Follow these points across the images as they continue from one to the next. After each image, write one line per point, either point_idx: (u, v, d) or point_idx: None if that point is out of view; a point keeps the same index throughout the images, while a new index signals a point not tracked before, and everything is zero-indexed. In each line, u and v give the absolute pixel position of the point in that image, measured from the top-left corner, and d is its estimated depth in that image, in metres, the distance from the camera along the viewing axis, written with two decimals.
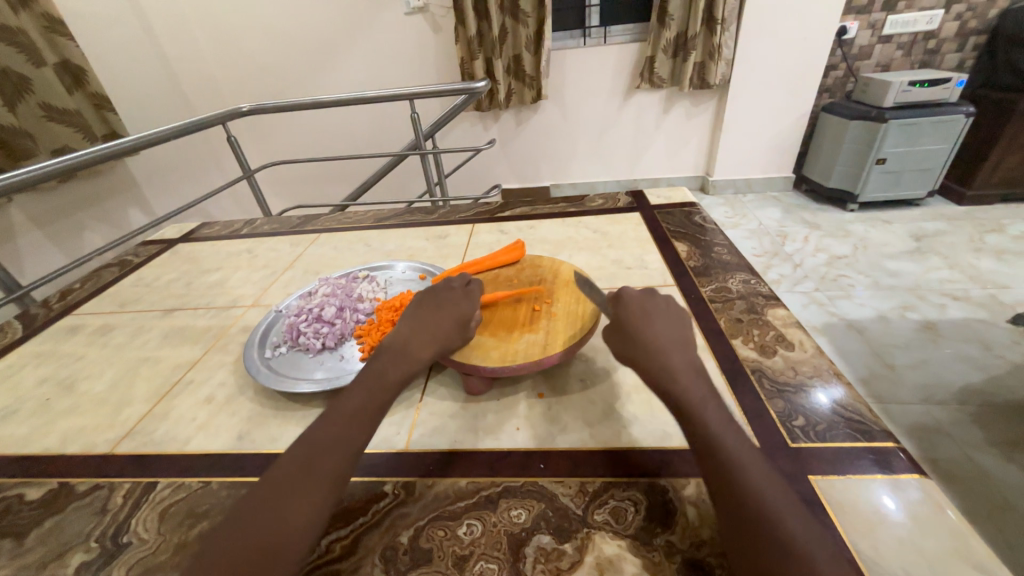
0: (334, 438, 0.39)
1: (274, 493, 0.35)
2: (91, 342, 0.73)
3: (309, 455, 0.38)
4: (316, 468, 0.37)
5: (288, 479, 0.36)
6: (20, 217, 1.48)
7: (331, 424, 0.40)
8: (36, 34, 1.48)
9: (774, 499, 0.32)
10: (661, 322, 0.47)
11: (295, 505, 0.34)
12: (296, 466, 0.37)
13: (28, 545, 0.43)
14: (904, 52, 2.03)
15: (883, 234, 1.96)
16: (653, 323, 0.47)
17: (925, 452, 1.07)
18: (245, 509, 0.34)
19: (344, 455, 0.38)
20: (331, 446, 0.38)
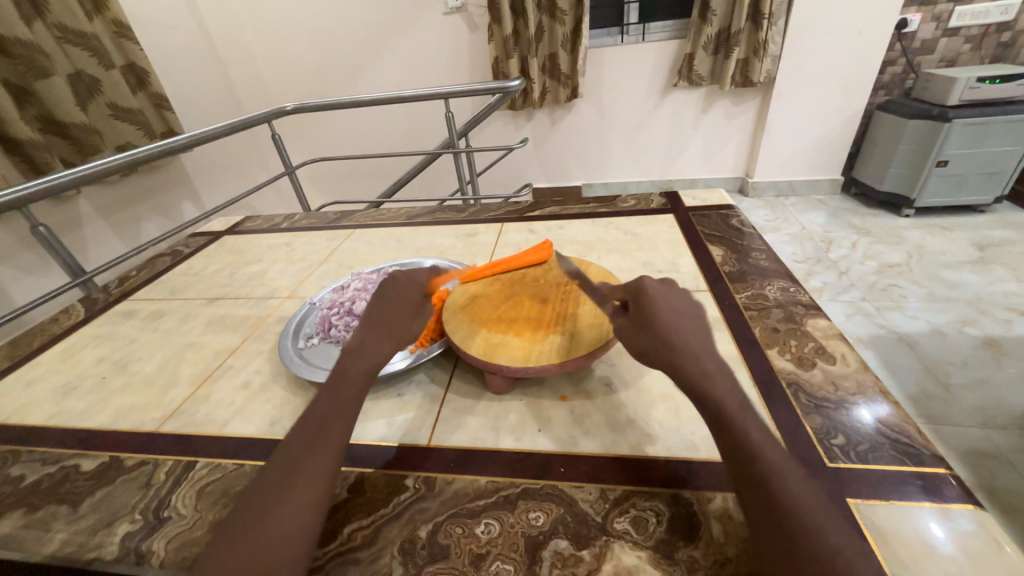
0: (316, 440, 0.39)
1: (265, 503, 0.35)
2: (143, 326, 0.78)
3: (292, 462, 0.37)
4: (302, 474, 0.37)
5: (276, 487, 0.36)
6: (87, 208, 1.60)
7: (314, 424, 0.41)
8: (107, 39, 1.59)
9: (815, 513, 0.30)
10: (693, 320, 0.43)
11: (288, 514, 0.34)
12: (283, 475, 0.36)
13: (82, 512, 0.46)
14: (973, 46, 1.87)
15: (942, 242, 1.82)
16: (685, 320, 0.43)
17: (981, 479, 0.99)
18: (237, 522, 0.34)
19: (329, 455, 0.39)
20: (314, 449, 0.39)
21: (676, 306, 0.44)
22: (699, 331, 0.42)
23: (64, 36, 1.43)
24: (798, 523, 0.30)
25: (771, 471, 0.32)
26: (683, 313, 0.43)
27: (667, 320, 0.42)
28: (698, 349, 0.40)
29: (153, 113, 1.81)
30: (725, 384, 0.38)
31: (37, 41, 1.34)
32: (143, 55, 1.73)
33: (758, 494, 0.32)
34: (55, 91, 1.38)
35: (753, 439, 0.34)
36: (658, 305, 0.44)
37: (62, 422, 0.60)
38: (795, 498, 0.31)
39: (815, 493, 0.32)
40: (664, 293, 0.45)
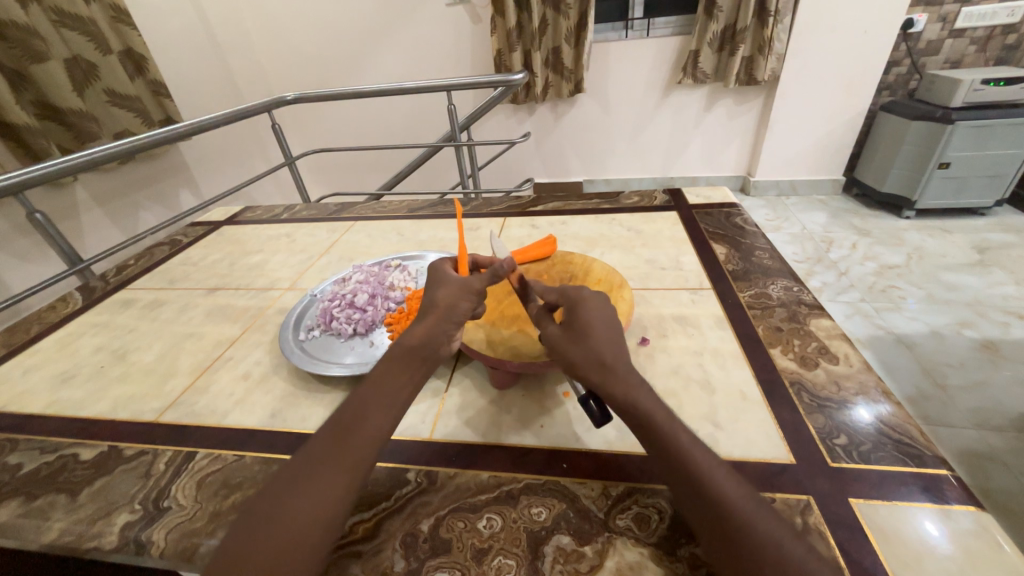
0: (351, 431, 0.38)
1: (288, 496, 0.34)
2: (142, 316, 0.78)
3: (324, 453, 0.36)
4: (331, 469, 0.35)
5: (303, 479, 0.35)
6: (84, 196, 1.58)
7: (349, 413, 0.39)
8: (104, 24, 1.57)
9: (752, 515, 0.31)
10: (612, 329, 0.42)
11: (308, 510, 0.33)
12: (312, 466, 0.36)
13: (80, 502, 0.46)
14: (978, 48, 1.87)
15: (942, 244, 1.82)
16: (609, 330, 0.42)
17: (977, 480, 0.99)
18: (261, 510, 0.33)
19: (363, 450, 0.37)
20: (348, 441, 0.37)
21: (606, 318, 0.43)
22: (620, 343, 0.42)
23: (61, 21, 1.41)
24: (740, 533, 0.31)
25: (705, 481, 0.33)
26: (612, 327, 0.43)
27: (599, 336, 0.41)
28: (625, 366, 0.39)
29: (152, 100, 1.78)
30: (647, 394, 0.38)
31: (34, 25, 1.32)
32: (142, 41, 1.71)
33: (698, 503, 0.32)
34: (52, 76, 1.36)
35: (683, 446, 0.35)
36: (593, 318, 0.43)
37: (60, 411, 0.59)
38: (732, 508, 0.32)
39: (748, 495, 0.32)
40: (597, 305, 0.44)
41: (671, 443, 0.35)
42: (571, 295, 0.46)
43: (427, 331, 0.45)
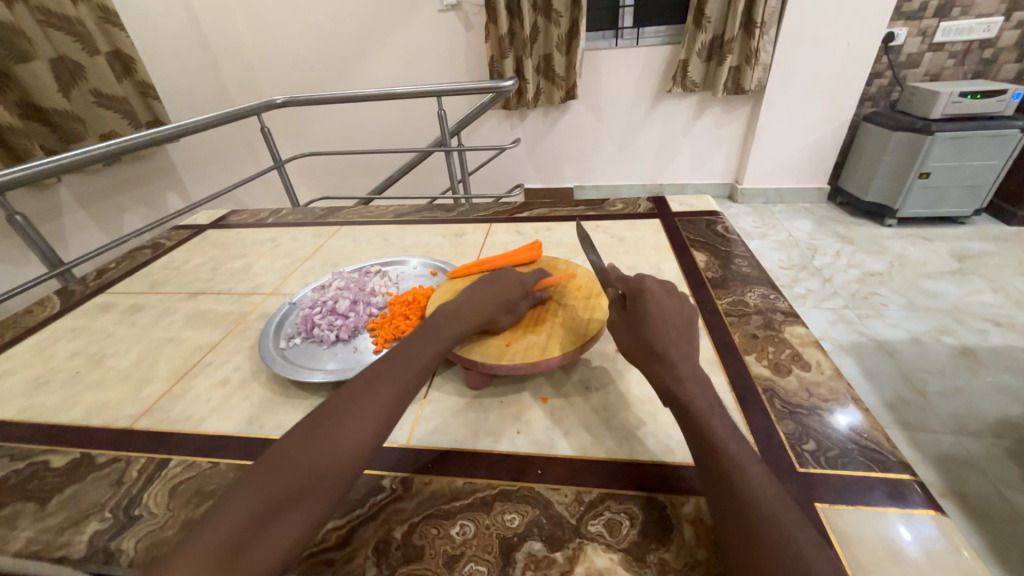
0: (368, 406, 0.40)
1: (329, 426, 0.38)
2: (120, 320, 0.77)
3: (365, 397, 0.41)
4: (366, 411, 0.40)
5: (319, 441, 0.37)
6: (68, 198, 1.56)
7: (375, 387, 0.42)
8: (92, 24, 1.56)
9: (777, 510, 0.32)
10: (679, 324, 0.44)
11: (316, 471, 0.36)
12: (334, 425, 0.39)
13: (49, 511, 0.45)
14: (957, 62, 1.92)
15: (922, 252, 1.86)
16: (671, 325, 0.44)
17: (953, 485, 1.01)
18: (285, 456, 0.36)
19: (372, 427, 0.39)
20: (370, 410, 0.40)
21: (667, 316, 0.45)
22: (683, 339, 0.43)
23: (47, 20, 1.39)
24: (754, 515, 0.32)
25: (731, 466, 0.35)
26: (675, 325, 0.44)
27: (657, 326, 0.44)
28: (679, 357, 0.42)
29: (140, 102, 1.77)
30: (698, 385, 0.40)
31: (18, 24, 1.30)
32: (130, 42, 1.70)
33: (719, 488, 0.34)
34: (36, 78, 1.35)
35: (718, 439, 0.37)
36: (651, 309, 0.45)
37: (33, 416, 0.58)
38: (751, 492, 0.33)
39: (770, 485, 0.34)
40: (660, 296, 0.46)
41: (706, 431, 0.37)
42: (633, 283, 0.48)
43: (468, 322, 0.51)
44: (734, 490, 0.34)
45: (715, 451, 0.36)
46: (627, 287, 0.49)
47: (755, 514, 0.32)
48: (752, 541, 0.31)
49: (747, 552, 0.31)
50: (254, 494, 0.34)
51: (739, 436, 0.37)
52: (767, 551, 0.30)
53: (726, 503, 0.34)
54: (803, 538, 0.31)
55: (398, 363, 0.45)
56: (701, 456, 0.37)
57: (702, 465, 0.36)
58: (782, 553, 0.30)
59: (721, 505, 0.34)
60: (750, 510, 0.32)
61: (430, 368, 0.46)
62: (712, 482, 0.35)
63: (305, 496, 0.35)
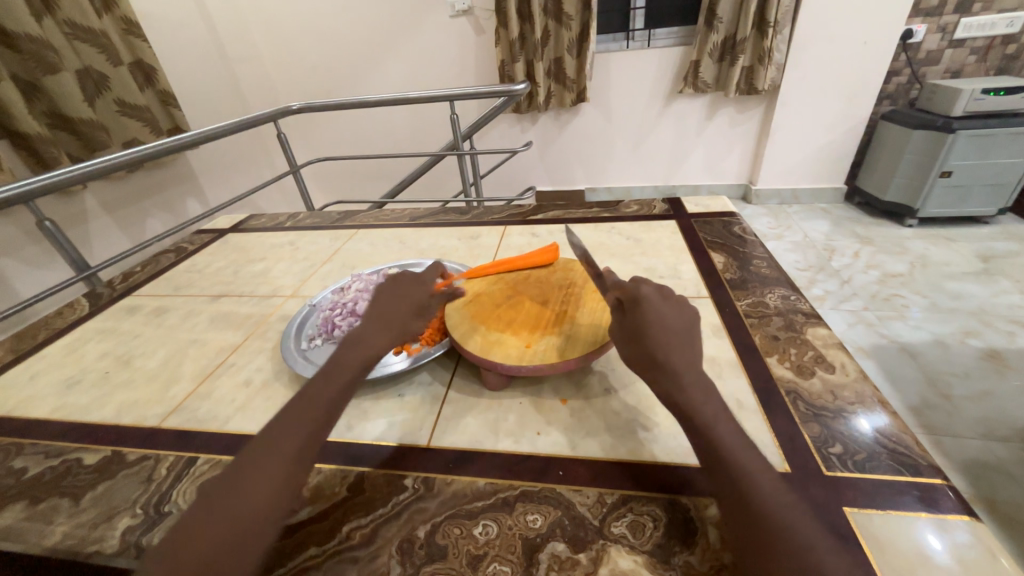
0: (299, 423, 0.39)
1: (253, 461, 0.36)
2: (147, 322, 0.79)
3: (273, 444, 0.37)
4: (277, 457, 0.36)
5: (252, 466, 0.36)
6: (93, 204, 1.61)
7: (303, 404, 0.41)
8: (115, 36, 1.61)
9: (792, 518, 0.32)
10: (679, 332, 0.44)
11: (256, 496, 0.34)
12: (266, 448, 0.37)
13: (83, 507, 0.47)
14: (978, 58, 1.87)
15: (945, 253, 1.82)
16: (671, 333, 0.43)
17: (981, 491, 0.98)
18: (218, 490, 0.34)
19: (305, 443, 0.38)
20: (299, 425, 0.39)
21: (667, 322, 0.44)
22: (685, 347, 0.42)
23: (74, 33, 1.45)
24: (770, 523, 0.31)
25: (742, 474, 0.34)
26: (675, 331, 0.43)
27: (655, 335, 0.43)
28: (681, 365, 0.41)
29: (161, 110, 1.82)
30: (703, 393, 0.40)
31: (47, 37, 1.35)
32: (152, 53, 1.75)
33: (733, 495, 0.34)
34: (63, 88, 1.40)
35: (726, 447, 0.36)
36: (649, 318, 0.44)
37: (66, 415, 0.60)
38: (764, 500, 0.33)
39: (784, 494, 0.33)
40: (658, 304, 0.46)
41: (714, 439, 0.37)
42: (628, 293, 0.48)
43: (374, 329, 0.48)
44: (747, 498, 0.33)
45: (725, 460, 0.35)
46: (624, 295, 0.48)
47: (770, 523, 0.31)
48: (768, 552, 0.30)
49: (763, 562, 0.30)
50: (194, 535, 0.32)
51: (747, 444, 0.37)
52: (785, 561, 0.30)
53: (740, 512, 0.33)
54: (821, 548, 0.30)
55: (322, 377, 0.43)
56: (710, 464, 0.36)
57: (711, 472, 0.36)
58: (798, 564, 0.29)
59: (735, 512, 0.33)
60: (766, 518, 0.32)
61: (355, 383, 0.44)
62: (726, 491, 0.34)
63: (222, 566, 0.31)
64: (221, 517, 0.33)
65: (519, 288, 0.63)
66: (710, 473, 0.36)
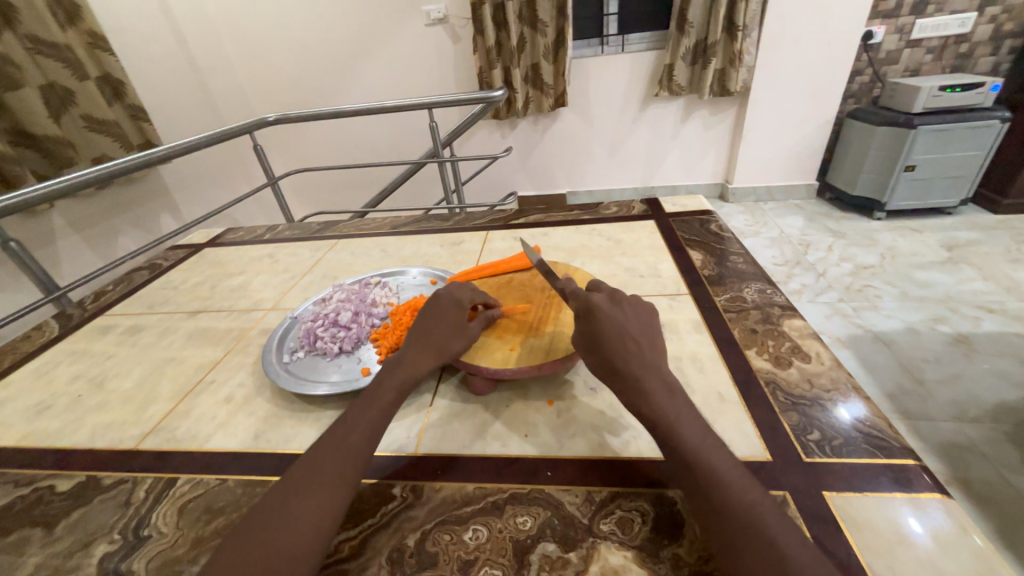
0: (338, 449, 0.40)
1: (296, 487, 0.37)
2: (121, 342, 0.76)
3: (312, 472, 0.38)
4: (316, 484, 0.37)
5: (294, 491, 0.37)
6: (61, 222, 1.56)
7: (341, 430, 0.42)
8: (81, 50, 1.57)
9: (756, 512, 0.33)
10: (636, 337, 0.45)
11: (297, 521, 0.35)
12: (308, 474, 0.38)
13: (57, 535, 0.45)
14: (935, 57, 1.96)
15: (912, 243, 1.89)
16: (628, 339, 0.44)
17: (956, 472, 1.02)
18: (259, 517, 0.35)
19: (345, 467, 0.39)
20: (339, 450, 0.40)
21: (623, 328, 0.45)
22: (642, 351, 0.43)
23: (35, 47, 1.40)
24: (735, 519, 0.33)
25: (707, 471, 0.35)
26: (633, 337, 0.44)
27: (613, 343, 0.44)
28: (640, 370, 0.42)
29: (131, 125, 1.77)
30: (665, 395, 0.40)
31: (8, 53, 1.31)
32: (120, 67, 1.71)
33: (699, 494, 0.35)
34: (27, 105, 1.36)
35: (692, 446, 0.37)
36: (603, 326, 0.45)
37: (36, 441, 0.58)
38: (729, 496, 0.34)
39: (748, 487, 0.34)
40: (611, 311, 0.47)
41: (678, 439, 0.37)
42: (579, 302, 0.48)
43: (419, 363, 0.49)
44: (712, 495, 0.34)
45: (689, 459, 0.36)
46: (576, 305, 0.48)
47: (736, 518, 0.33)
48: (736, 547, 0.31)
49: (732, 557, 0.31)
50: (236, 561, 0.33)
51: (712, 440, 0.38)
52: (752, 554, 0.31)
53: (707, 509, 0.34)
54: (785, 538, 0.31)
55: (363, 403, 0.44)
56: (676, 464, 0.37)
57: (679, 474, 0.36)
58: (764, 558, 0.30)
59: (703, 510, 0.34)
60: (732, 514, 0.33)
61: (392, 407, 0.45)
62: (693, 489, 0.35)
63: None
64: (263, 543, 0.34)
65: (504, 293, 0.63)
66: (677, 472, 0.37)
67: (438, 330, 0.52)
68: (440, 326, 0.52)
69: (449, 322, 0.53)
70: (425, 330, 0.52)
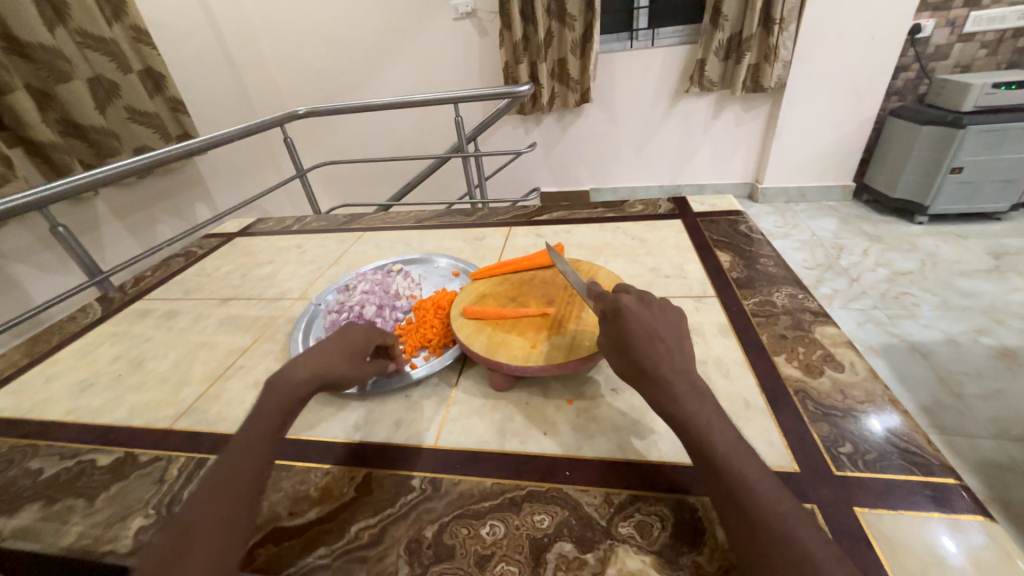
0: (244, 456, 0.38)
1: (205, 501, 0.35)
2: (157, 326, 0.80)
3: (224, 484, 0.36)
4: (231, 495, 0.36)
5: (202, 506, 0.35)
6: (104, 209, 1.64)
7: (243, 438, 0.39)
8: (125, 44, 1.63)
9: (791, 525, 0.31)
10: (666, 338, 0.43)
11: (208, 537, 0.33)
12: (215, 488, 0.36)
13: (97, 507, 0.48)
14: (989, 52, 1.85)
15: (956, 250, 1.80)
16: (657, 339, 0.43)
17: (995, 492, 0.97)
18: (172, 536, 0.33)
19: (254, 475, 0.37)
20: (246, 458, 0.38)
21: (651, 329, 0.43)
22: (673, 352, 0.42)
23: (85, 42, 1.47)
24: (768, 532, 0.32)
25: (739, 480, 0.34)
26: (662, 337, 0.43)
27: (641, 345, 0.42)
28: (670, 374, 0.40)
29: (170, 116, 1.84)
30: (695, 400, 0.39)
31: (58, 47, 1.37)
32: (161, 60, 1.77)
33: (730, 503, 0.34)
34: (76, 98, 1.42)
35: (722, 453, 0.36)
36: (632, 327, 0.43)
37: (80, 417, 0.61)
38: (762, 508, 0.33)
39: (783, 500, 0.33)
40: (640, 311, 0.45)
41: (709, 446, 0.36)
42: (608, 304, 0.47)
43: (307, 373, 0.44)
44: (744, 506, 0.33)
45: (721, 467, 0.35)
46: (605, 306, 0.47)
47: (769, 531, 0.32)
48: (768, 561, 0.31)
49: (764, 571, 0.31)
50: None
51: (744, 447, 0.36)
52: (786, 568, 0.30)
53: (738, 520, 0.33)
54: (822, 555, 0.30)
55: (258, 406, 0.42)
56: (707, 471, 0.36)
57: (710, 482, 0.36)
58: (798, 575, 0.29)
59: (734, 521, 0.33)
60: (764, 526, 0.32)
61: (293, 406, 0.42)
62: (723, 499, 0.34)
63: None
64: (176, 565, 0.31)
65: (525, 291, 0.63)
66: (707, 479, 0.36)
67: (331, 353, 0.48)
68: (341, 342, 0.49)
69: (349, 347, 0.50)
70: (326, 345, 0.48)
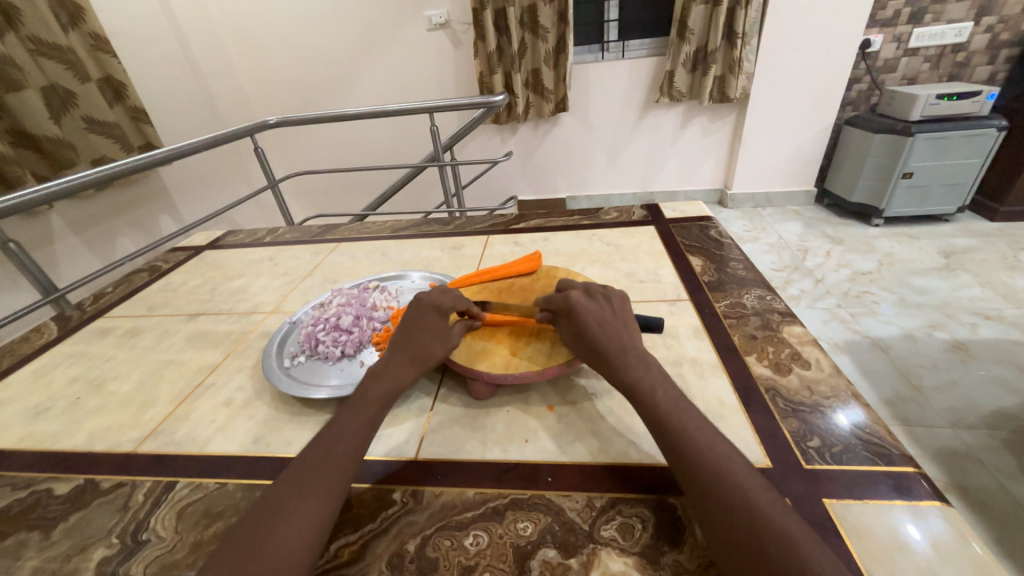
0: (328, 456, 0.41)
1: (292, 493, 0.38)
2: (120, 344, 0.76)
3: (297, 487, 0.38)
4: (307, 496, 0.37)
5: (291, 496, 0.38)
6: (60, 223, 1.56)
7: (329, 440, 0.42)
8: (82, 51, 1.57)
9: (721, 458, 0.37)
10: (616, 323, 0.48)
11: (294, 526, 0.35)
12: (302, 478, 0.39)
13: (54, 539, 0.45)
14: (932, 65, 1.98)
15: (910, 250, 1.90)
16: (608, 325, 0.48)
17: (955, 479, 1.02)
18: (254, 521, 0.36)
19: (339, 476, 0.39)
20: (331, 460, 0.40)
21: (601, 318, 0.49)
22: (624, 334, 0.47)
23: (39, 50, 1.41)
24: (703, 466, 0.36)
25: (679, 428, 0.39)
26: (612, 322, 0.48)
27: (598, 332, 0.47)
28: (623, 350, 0.46)
29: (132, 126, 1.77)
30: (643, 370, 0.44)
31: (8, 54, 1.31)
32: (121, 68, 1.71)
33: (671, 446, 0.39)
34: (27, 107, 1.36)
35: (662, 407, 0.41)
36: (587, 320, 0.48)
37: (34, 444, 0.58)
38: (697, 446, 0.38)
39: (715, 440, 0.38)
40: (589, 305, 0.50)
41: (652, 404, 0.42)
42: (563, 302, 0.51)
43: (404, 373, 0.49)
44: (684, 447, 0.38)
45: (662, 420, 0.40)
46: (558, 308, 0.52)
47: (704, 464, 0.36)
48: (707, 491, 0.35)
49: (699, 497, 0.35)
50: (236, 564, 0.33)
51: (682, 402, 0.42)
52: (720, 493, 0.34)
53: (679, 457, 0.38)
54: (749, 484, 0.35)
55: (349, 412, 0.45)
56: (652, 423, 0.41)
57: (659, 442, 0.40)
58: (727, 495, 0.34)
59: (675, 458, 0.38)
60: (696, 462, 0.37)
61: (377, 418, 0.45)
62: (665, 444, 0.39)
63: None
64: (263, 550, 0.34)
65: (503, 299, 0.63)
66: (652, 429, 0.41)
67: (423, 337, 0.51)
68: (425, 326, 0.52)
69: (433, 327, 0.53)
70: (405, 335, 0.52)
